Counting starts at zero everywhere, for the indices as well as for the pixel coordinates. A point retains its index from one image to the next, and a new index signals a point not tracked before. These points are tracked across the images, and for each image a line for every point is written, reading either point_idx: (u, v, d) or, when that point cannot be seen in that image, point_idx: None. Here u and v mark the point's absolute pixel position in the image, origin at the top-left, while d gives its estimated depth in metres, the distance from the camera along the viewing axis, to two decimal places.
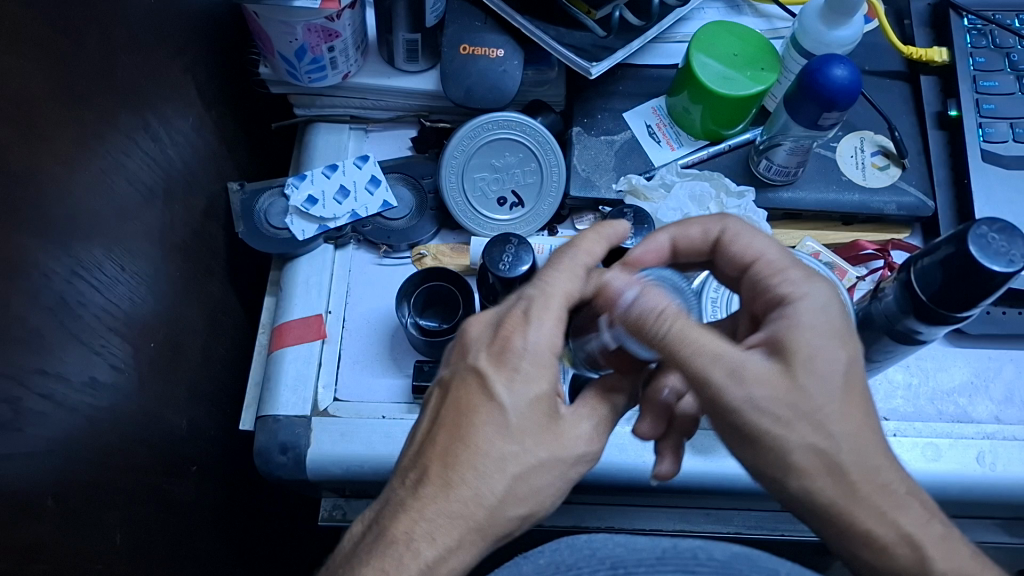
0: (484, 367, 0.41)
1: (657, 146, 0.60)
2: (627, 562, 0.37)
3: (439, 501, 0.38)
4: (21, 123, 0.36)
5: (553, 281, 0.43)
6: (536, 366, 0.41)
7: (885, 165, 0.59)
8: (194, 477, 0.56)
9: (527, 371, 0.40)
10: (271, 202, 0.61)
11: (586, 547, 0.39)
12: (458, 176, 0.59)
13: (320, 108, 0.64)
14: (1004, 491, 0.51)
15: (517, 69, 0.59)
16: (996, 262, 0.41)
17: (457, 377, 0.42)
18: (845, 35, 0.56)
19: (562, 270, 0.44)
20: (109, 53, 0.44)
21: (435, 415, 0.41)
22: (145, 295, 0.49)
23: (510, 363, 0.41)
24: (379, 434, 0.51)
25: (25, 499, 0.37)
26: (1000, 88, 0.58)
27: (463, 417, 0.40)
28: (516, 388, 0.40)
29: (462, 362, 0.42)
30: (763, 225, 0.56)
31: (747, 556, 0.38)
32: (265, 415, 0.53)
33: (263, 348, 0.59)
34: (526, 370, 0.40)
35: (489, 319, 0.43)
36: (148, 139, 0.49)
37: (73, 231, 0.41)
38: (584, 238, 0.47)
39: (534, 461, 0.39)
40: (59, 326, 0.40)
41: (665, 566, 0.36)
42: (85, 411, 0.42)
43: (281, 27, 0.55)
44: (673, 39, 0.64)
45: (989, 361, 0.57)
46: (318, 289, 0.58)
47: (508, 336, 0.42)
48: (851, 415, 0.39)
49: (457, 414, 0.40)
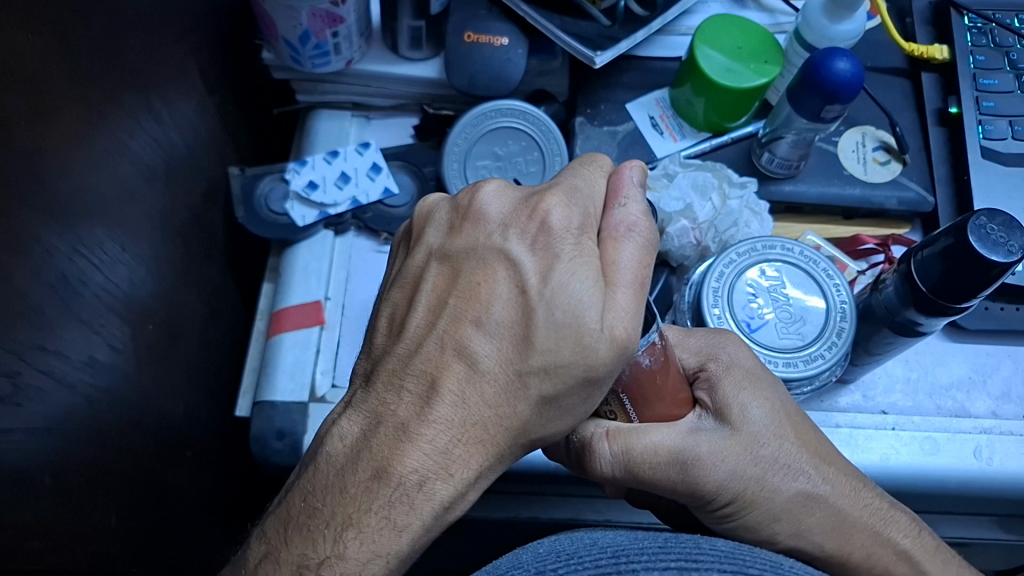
0: (495, 239, 0.37)
1: (660, 138, 0.61)
2: (629, 551, 0.32)
3: (380, 456, 0.35)
4: (27, 96, 0.36)
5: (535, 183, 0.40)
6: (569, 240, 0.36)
7: (886, 160, 0.60)
8: (190, 462, 0.56)
9: (569, 255, 0.36)
10: (271, 186, 0.60)
11: (587, 538, 0.35)
12: (460, 163, 0.58)
13: (322, 94, 0.64)
14: (1000, 487, 0.51)
15: (522, 57, 0.60)
16: (996, 252, 0.41)
17: (475, 257, 0.37)
18: (848, 29, 0.57)
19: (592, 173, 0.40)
20: (116, 32, 0.44)
21: (429, 302, 0.38)
22: (144, 277, 0.48)
23: (550, 241, 0.36)
24: None
25: (23, 477, 0.37)
26: (1000, 86, 0.59)
27: (466, 297, 0.36)
28: (564, 267, 0.35)
29: (485, 240, 0.38)
30: (766, 217, 0.57)
31: (750, 550, 0.33)
32: (262, 402, 0.53)
33: (260, 335, 0.59)
34: (568, 254, 0.36)
35: (515, 196, 0.39)
36: (151, 121, 0.49)
37: (76, 209, 0.40)
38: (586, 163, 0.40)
39: (550, 412, 0.36)
40: (60, 304, 0.40)
41: (667, 554, 0.31)
42: (84, 390, 0.42)
43: (286, 12, 0.55)
44: (678, 32, 0.64)
45: (987, 357, 0.57)
46: (317, 275, 0.58)
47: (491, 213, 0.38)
48: (806, 445, 0.43)
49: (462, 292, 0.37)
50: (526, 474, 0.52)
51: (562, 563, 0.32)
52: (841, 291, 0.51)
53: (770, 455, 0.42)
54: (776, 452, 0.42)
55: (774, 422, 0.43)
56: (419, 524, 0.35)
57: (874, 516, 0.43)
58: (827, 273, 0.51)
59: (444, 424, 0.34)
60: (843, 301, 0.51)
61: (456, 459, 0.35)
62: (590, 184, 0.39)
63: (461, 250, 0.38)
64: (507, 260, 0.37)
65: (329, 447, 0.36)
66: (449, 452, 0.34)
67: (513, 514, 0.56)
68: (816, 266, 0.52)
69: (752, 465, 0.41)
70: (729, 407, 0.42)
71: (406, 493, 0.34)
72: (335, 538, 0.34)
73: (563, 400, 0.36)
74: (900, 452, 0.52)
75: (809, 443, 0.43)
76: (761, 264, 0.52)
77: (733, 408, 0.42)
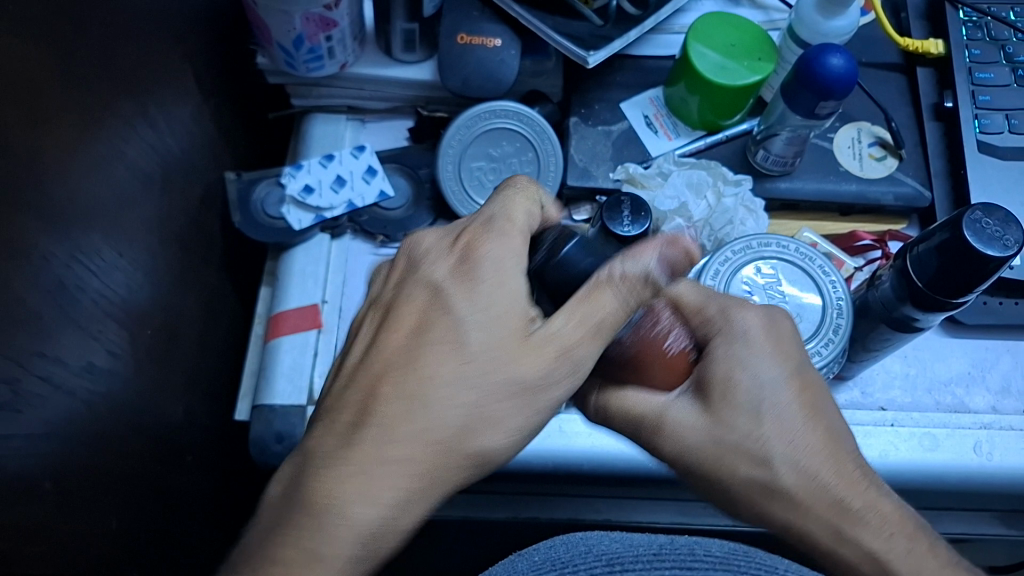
0: (423, 271, 0.43)
1: (654, 137, 0.61)
2: (624, 559, 0.32)
3: (314, 485, 0.37)
4: (23, 105, 0.36)
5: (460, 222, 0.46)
6: (497, 273, 0.42)
7: (882, 156, 0.59)
8: (190, 466, 0.56)
9: (487, 283, 0.41)
10: (267, 191, 0.60)
11: (582, 545, 0.35)
12: (455, 165, 0.58)
13: (317, 98, 0.64)
14: (1001, 482, 0.51)
15: (515, 58, 0.60)
16: (992, 247, 0.41)
17: (412, 291, 0.43)
18: (841, 25, 0.57)
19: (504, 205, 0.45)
20: (111, 39, 0.44)
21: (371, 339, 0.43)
22: (142, 283, 0.48)
23: (470, 276, 0.42)
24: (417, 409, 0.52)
25: (23, 482, 0.37)
26: (996, 80, 0.59)
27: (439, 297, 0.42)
28: (477, 300, 0.41)
29: (418, 274, 0.43)
30: (761, 214, 0.56)
31: (744, 553, 0.33)
32: (261, 405, 0.53)
33: (258, 339, 0.59)
34: (485, 283, 0.41)
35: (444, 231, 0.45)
36: (147, 127, 0.49)
37: (72, 217, 0.41)
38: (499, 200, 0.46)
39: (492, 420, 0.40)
40: (58, 310, 0.40)
41: (663, 562, 0.31)
42: (83, 396, 0.42)
43: (280, 16, 0.55)
44: (671, 30, 0.64)
45: (986, 352, 0.57)
46: (314, 278, 0.58)
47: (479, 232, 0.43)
48: None
49: (414, 309, 0.42)
50: (523, 473, 0.52)
51: (558, 572, 0.32)
52: (838, 288, 0.51)
53: (775, 432, 0.39)
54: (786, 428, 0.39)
55: (784, 396, 0.40)
56: (347, 553, 0.36)
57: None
58: (823, 270, 0.51)
59: (373, 446, 0.38)
60: (840, 297, 0.51)
61: (415, 477, 0.38)
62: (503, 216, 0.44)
63: (393, 295, 0.44)
64: (434, 291, 0.42)
65: (269, 491, 0.39)
66: (380, 472, 0.37)
67: (511, 515, 0.56)
68: (812, 263, 0.52)
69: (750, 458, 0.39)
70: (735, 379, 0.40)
71: (374, 512, 0.37)
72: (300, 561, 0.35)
73: (501, 413, 0.40)
74: (899, 448, 0.52)
75: (820, 432, 0.39)
76: (756, 262, 0.52)
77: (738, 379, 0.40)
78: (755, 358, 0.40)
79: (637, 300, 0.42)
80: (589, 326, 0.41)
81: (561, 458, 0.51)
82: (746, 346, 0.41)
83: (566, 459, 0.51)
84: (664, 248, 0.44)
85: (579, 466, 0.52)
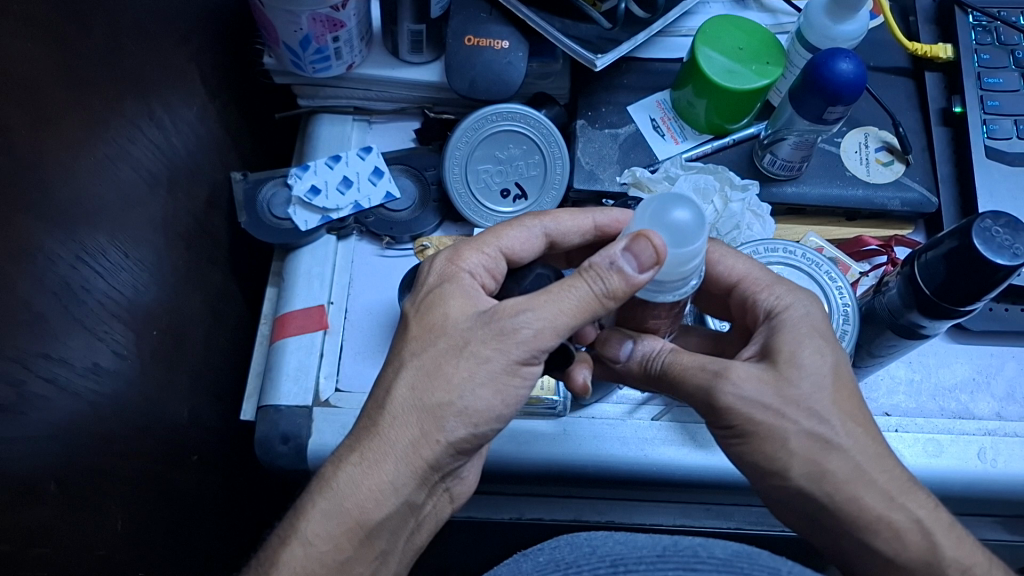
0: None
1: (661, 141, 0.60)
2: (627, 559, 0.29)
3: (379, 470, 0.40)
4: (27, 106, 0.36)
5: (472, 258, 0.45)
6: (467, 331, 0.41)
7: (889, 161, 0.59)
8: (194, 467, 0.56)
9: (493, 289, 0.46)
10: (273, 192, 0.61)
11: (587, 545, 0.32)
12: (461, 168, 0.59)
13: (323, 98, 0.65)
14: (1004, 488, 0.51)
15: (522, 60, 0.59)
16: (1002, 256, 0.41)
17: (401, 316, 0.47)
18: (850, 29, 0.57)
19: (519, 225, 0.48)
20: (115, 37, 0.44)
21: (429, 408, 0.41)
22: (146, 282, 0.48)
23: (423, 285, 0.45)
24: (589, 436, 0.52)
25: (26, 484, 0.37)
26: (1006, 86, 0.59)
27: (433, 331, 0.42)
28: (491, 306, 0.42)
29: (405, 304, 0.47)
30: (768, 219, 0.57)
31: (748, 555, 0.29)
32: (266, 406, 0.52)
33: (264, 339, 0.59)
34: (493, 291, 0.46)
35: (421, 292, 0.45)
36: (152, 127, 0.49)
37: (77, 217, 0.41)
38: (458, 246, 0.46)
39: None
40: (64, 312, 0.40)
41: (666, 563, 0.28)
42: (86, 396, 0.42)
43: (286, 17, 0.55)
44: (679, 33, 0.65)
45: (991, 358, 0.57)
46: (320, 279, 0.58)
47: (446, 251, 0.46)
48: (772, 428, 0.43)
49: (453, 349, 0.41)
50: (530, 475, 0.53)
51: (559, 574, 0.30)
52: (844, 293, 0.51)
53: (818, 406, 0.41)
54: (824, 405, 0.41)
55: (830, 378, 0.42)
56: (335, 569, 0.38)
57: (891, 480, 0.41)
58: (828, 276, 0.52)
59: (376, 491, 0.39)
60: (846, 303, 0.51)
61: None
62: (497, 230, 0.47)
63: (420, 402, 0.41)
64: None
65: (332, 496, 0.40)
66: None
67: (516, 515, 0.56)
68: (819, 270, 0.52)
69: (768, 451, 0.41)
70: (788, 352, 0.42)
71: (404, 449, 0.40)
72: (343, 481, 0.40)
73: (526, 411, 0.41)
74: (901, 452, 0.52)
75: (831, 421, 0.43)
76: None
77: (796, 349, 0.42)
78: (810, 336, 0.43)
79: (608, 297, 0.40)
80: (557, 325, 0.40)
81: (565, 459, 0.52)
82: (803, 327, 0.43)
83: (570, 461, 0.52)
84: (645, 339, 0.45)
85: (585, 467, 0.52)
